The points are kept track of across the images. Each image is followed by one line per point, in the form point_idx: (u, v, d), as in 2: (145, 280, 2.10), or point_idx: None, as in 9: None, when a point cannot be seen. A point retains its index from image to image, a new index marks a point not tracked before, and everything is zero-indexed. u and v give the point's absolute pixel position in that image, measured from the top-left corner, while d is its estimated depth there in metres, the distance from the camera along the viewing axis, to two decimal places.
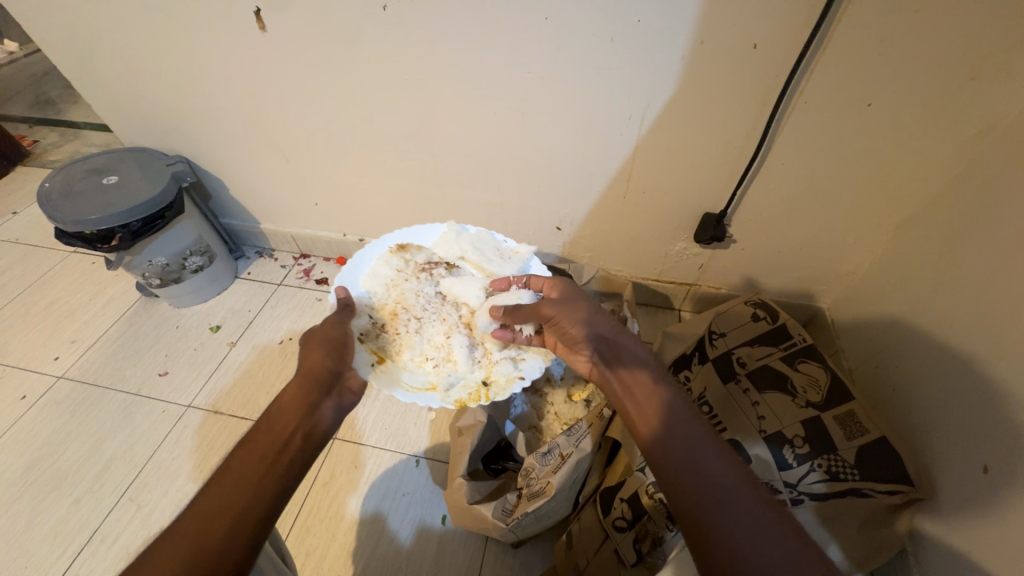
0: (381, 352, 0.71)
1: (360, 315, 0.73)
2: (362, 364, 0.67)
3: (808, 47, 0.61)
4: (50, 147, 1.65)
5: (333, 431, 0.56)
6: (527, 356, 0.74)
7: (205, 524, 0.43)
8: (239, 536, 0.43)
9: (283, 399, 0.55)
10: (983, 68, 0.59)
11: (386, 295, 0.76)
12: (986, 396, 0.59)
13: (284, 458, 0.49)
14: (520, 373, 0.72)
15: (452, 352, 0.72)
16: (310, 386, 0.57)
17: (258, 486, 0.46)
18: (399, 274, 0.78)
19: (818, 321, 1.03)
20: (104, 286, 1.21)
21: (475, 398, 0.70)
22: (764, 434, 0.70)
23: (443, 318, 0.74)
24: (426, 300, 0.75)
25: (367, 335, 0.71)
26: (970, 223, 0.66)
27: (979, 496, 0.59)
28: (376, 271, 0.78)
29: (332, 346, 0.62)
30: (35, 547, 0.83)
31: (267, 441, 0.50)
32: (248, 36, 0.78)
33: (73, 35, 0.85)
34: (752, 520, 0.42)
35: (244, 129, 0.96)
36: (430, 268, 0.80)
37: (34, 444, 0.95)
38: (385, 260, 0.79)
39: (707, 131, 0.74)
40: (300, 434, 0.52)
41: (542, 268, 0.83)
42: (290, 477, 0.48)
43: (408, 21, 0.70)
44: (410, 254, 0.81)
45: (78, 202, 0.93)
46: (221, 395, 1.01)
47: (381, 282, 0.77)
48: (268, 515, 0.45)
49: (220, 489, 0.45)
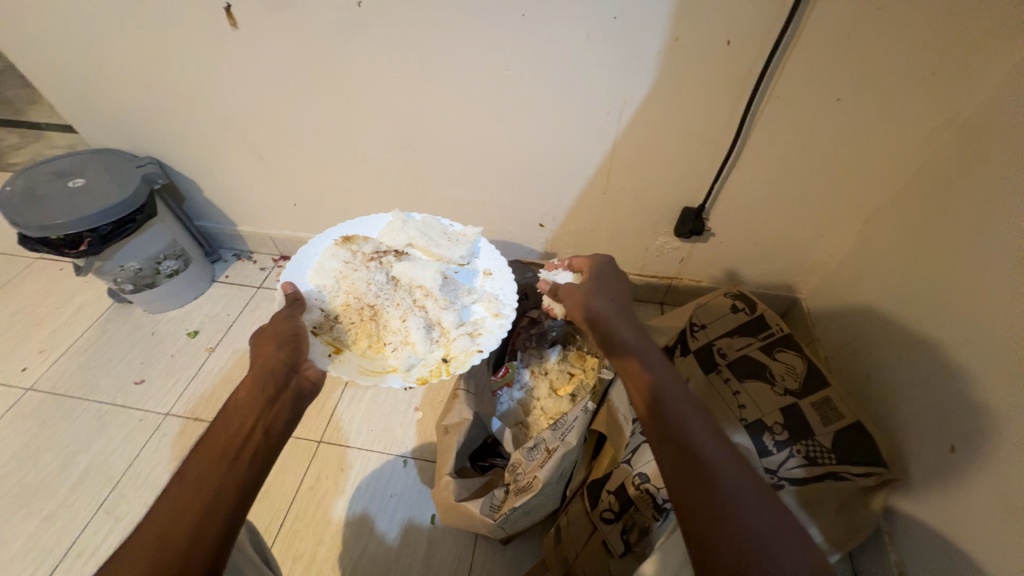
0: (337, 343, 0.68)
1: (311, 310, 0.70)
2: (317, 355, 0.65)
3: (779, 45, 0.62)
4: (9, 150, 1.58)
5: (295, 423, 0.55)
6: (485, 330, 0.72)
7: (165, 529, 0.42)
8: (203, 537, 0.42)
9: (238, 398, 0.54)
10: (942, 64, 0.61)
11: (335, 288, 0.73)
12: (951, 379, 0.62)
13: (244, 455, 0.48)
14: (478, 347, 0.70)
15: (410, 334, 0.69)
16: (264, 381, 0.56)
17: (219, 485, 0.45)
18: (348, 265, 0.75)
19: (795, 311, 1.06)
20: (73, 293, 1.17)
21: (436, 374, 0.67)
22: (745, 422, 0.71)
23: (397, 303, 0.72)
24: (377, 288, 0.73)
25: (321, 328, 0.68)
26: (934, 214, 0.69)
27: (946, 474, 0.61)
28: (323, 265, 0.75)
29: (284, 340, 0.61)
30: (6, 566, 0.80)
31: (225, 440, 0.49)
32: (219, 34, 0.76)
33: (31, 31, 0.82)
34: (737, 491, 0.43)
35: (218, 128, 0.93)
36: (379, 257, 0.77)
37: (2, 459, 0.91)
38: (332, 254, 0.76)
39: (685, 127, 0.75)
40: (259, 429, 0.51)
41: (490, 249, 0.82)
42: (251, 471, 0.48)
43: (383, 18, 0.69)
44: (356, 245, 0.78)
45: (41, 206, 0.89)
46: (200, 401, 0.98)
47: (330, 275, 0.74)
48: (232, 512, 0.45)
49: (178, 494, 0.44)
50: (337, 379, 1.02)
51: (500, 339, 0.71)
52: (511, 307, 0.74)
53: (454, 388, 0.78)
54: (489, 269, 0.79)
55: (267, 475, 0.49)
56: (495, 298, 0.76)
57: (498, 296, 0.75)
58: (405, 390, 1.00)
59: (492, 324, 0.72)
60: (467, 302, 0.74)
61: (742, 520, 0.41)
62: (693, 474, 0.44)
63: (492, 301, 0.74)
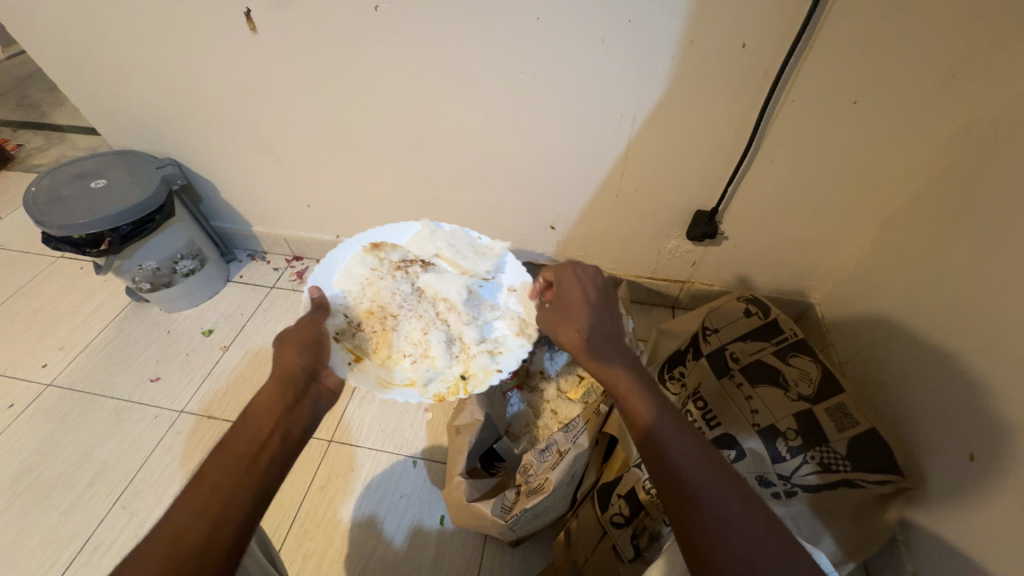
0: (358, 351, 0.69)
1: (336, 315, 0.71)
2: (338, 362, 0.65)
3: (795, 48, 0.62)
4: (35, 151, 1.62)
5: (311, 428, 0.56)
6: (504, 350, 0.72)
7: (183, 528, 0.43)
8: (218, 538, 0.43)
9: (258, 399, 0.54)
10: (963, 67, 0.60)
11: (361, 294, 0.74)
12: (970, 386, 0.61)
13: (261, 459, 0.49)
14: (497, 366, 0.71)
15: (430, 348, 0.70)
16: (285, 385, 0.56)
17: (235, 487, 0.46)
18: (374, 272, 0.76)
19: (809, 316, 1.05)
20: (93, 291, 1.20)
21: (454, 391, 0.68)
22: (758, 428, 0.71)
23: (419, 315, 0.72)
24: (402, 298, 0.73)
25: (343, 334, 0.69)
26: (953, 218, 0.68)
27: (965, 484, 0.60)
28: (350, 270, 0.76)
29: (306, 344, 0.61)
30: (24, 558, 0.81)
31: (245, 441, 0.50)
32: (238, 37, 0.78)
33: (57, 34, 0.84)
34: (731, 512, 0.43)
35: (235, 131, 0.95)
36: (405, 266, 0.78)
37: (22, 453, 0.93)
38: (359, 259, 0.77)
39: (698, 130, 0.75)
40: (278, 434, 0.52)
41: (516, 264, 0.81)
42: (269, 476, 0.48)
43: (399, 20, 0.70)
44: (384, 252, 0.79)
45: (64, 206, 0.91)
46: (214, 399, 1.00)
47: (356, 281, 0.75)
48: (248, 517, 0.45)
49: (197, 494, 0.45)
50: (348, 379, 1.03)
51: (520, 358, 0.71)
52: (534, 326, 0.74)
53: None
54: (514, 285, 0.78)
55: (282, 479, 0.49)
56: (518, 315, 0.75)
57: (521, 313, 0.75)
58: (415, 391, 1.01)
59: (513, 343, 0.72)
60: (490, 317, 0.74)
61: (723, 542, 0.42)
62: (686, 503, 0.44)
63: (515, 318, 0.74)
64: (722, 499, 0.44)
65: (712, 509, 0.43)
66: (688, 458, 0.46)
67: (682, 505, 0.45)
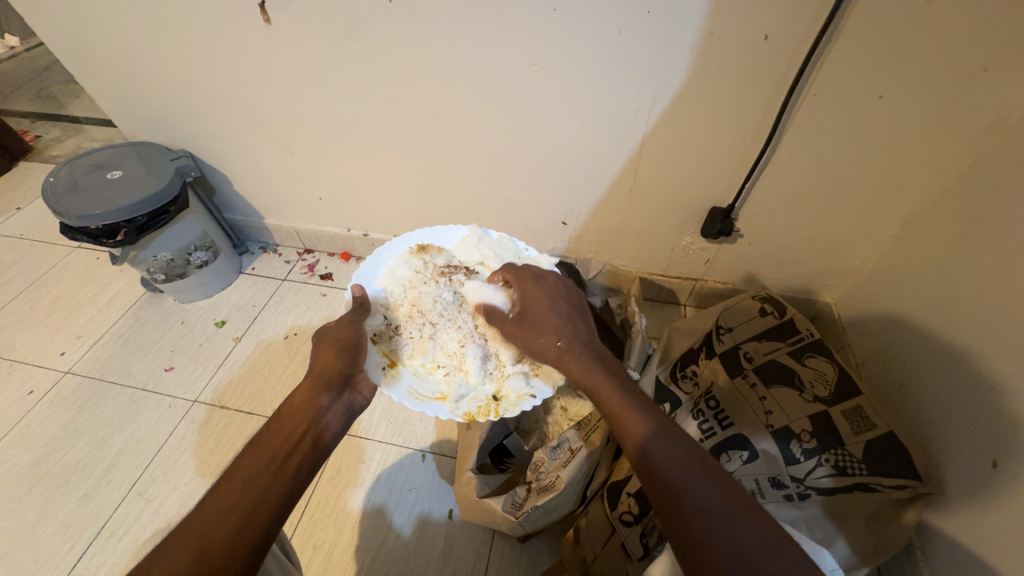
0: (393, 356, 0.70)
1: (376, 315, 0.72)
2: (372, 366, 0.66)
3: (819, 40, 0.60)
4: (52, 142, 1.65)
5: (340, 435, 0.56)
6: (539, 373, 0.70)
7: (212, 525, 0.43)
8: (245, 538, 0.43)
9: (293, 401, 0.55)
10: (996, 59, 0.58)
11: (403, 296, 0.74)
12: (994, 391, 0.59)
13: (291, 463, 0.49)
14: (531, 391, 0.69)
15: (465, 362, 0.69)
16: (320, 389, 0.56)
17: (264, 490, 0.46)
18: (417, 275, 0.76)
19: (824, 316, 1.03)
20: (109, 281, 1.21)
21: (484, 411, 0.68)
22: (771, 429, 0.70)
23: (458, 327, 0.71)
24: (443, 306, 0.72)
25: (381, 337, 0.70)
26: (980, 217, 0.66)
27: (985, 490, 0.59)
28: (395, 271, 0.77)
29: (344, 347, 0.61)
30: (44, 542, 0.83)
31: (277, 442, 0.50)
32: (252, 28, 0.77)
33: (74, 26, 0.84)
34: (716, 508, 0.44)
35: (249, 123, 0.95)
36: (449, 272, 0.77)
37: (42, 439, 0.95)
38: (404, 260, 0.77)
39: (715, 124, 0.74)
40: (310, 438, 0.52)
41: None
42: (298, 479, 0.49)
43: (413, 12, 0.69)
44: (430, 256, 0.79)
45: (81, 197, 0.92)
46: (227, 390, 1.01)
47: (399, 282, 0.76)
48: (275, 519, 0.46)
49: (226, 492, 0.45)
50: None
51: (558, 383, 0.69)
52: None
53: None
54: None
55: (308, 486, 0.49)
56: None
57: None
58: None
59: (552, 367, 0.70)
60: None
61: (710, 543, 0.42)
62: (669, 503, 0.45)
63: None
64: (712, 500, 0.44)
65: (701, 511, 0.44)
66: (672, 459, 0.47)
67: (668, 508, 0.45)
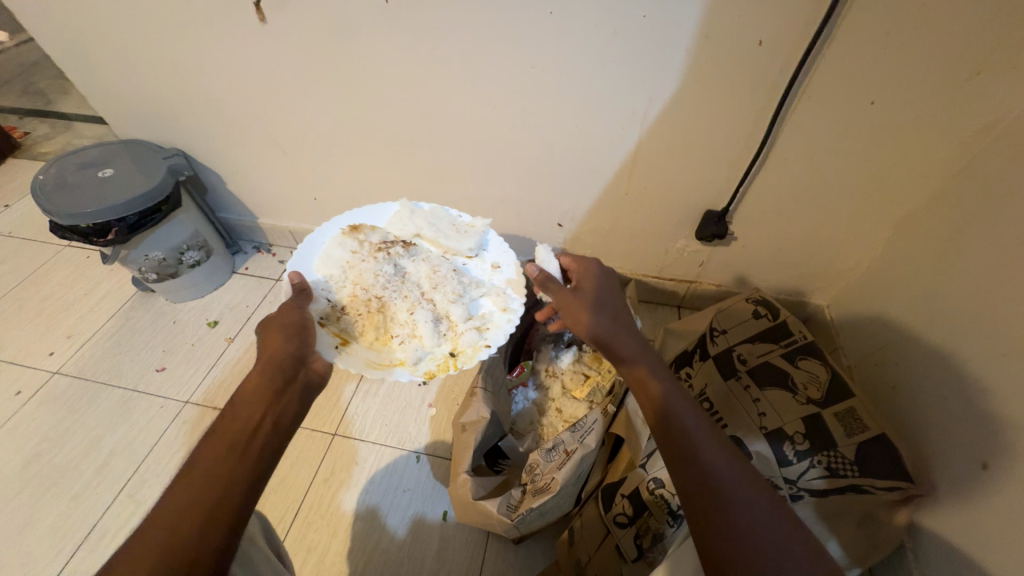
0: (344, 335, 0.69)
1: (318, 300, 0.70)
2: (325, 346, 0.66)
3: (814, 45, 0.61)
4: (41, 139, 1.62)
5: (302, 416, 0.57)
6: (490, 326, 0.72)
7: (176, 519, 0.42)
8: (214, 526, 0.43)
9: (246, 388, 0.55)
10: (986, 66, 0.59)
11: (342, 278, 0.74)
12: (983, 393, 0.60)
13: (254, 445, 0.49)
14: (486, 342, 0.71)
15: (417, 327, 0.70)
16: (274, 374, 0.57)
17: (229, 477, 0.46)
18: (355, 255, 0.75)
19: (816, 319, 1.04)
20: (99, 280, 1.20)
21: (444, 368, 0.68)
22: (765, 431, 0.70)
23: (405, 296, 0.72)
24: (386, 279, 0.73)
25: (328, 319, 0.69)
26: (970, 221, 0.67)
27: (975, 491, 0.59)
28: (330, 254, 0.75)
29: (292, 331, 0.62)
30: (32, 545, 0.82)
31: (235, 429, 0.50)
32: (247, 26, 0.77)
33: (66, 22, 0.83)
34: (753, 505, 0.43)
35: (243, 121, 0.95)
36: (386, 247, 0.77)
37: (30, 441, 0.93)
38: (338, 243, 0.76)
39: (711, 128, 0.74)
40: (270, 420, 0.52)
41: (498, 241, 0.81)
42: (263, 460, 0.49)
43: (410, 12, 0.69)
44: (364, 235, 0.78)
45: (72, 195, 0.91)
46: (219, 390, 1.00)
47: (337, 265, 0.74)
48: (244, 501, 0.46)
49: (189, 485, 0.45)
50: (351, 373, 1.02)
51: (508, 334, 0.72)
52: (519, 303, 0.74)
53: (473, 385, 0.77)
54: (498, 262, 0.79)
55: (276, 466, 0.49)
56: (504, 292, 0.76)
57: (504, 290, 0.76)
58: (420, 386, 1.00)
59: (501, 318, 0.73)
60: (476, 296, 0.75)
61: (752, 544, 0.41)
62: (705, 497, 0.44)
63: (499, 295, 0.75)
64: (754, 498, 0.43)
65: (742, 508, 0.43)
66: (716, 455, 0.46)
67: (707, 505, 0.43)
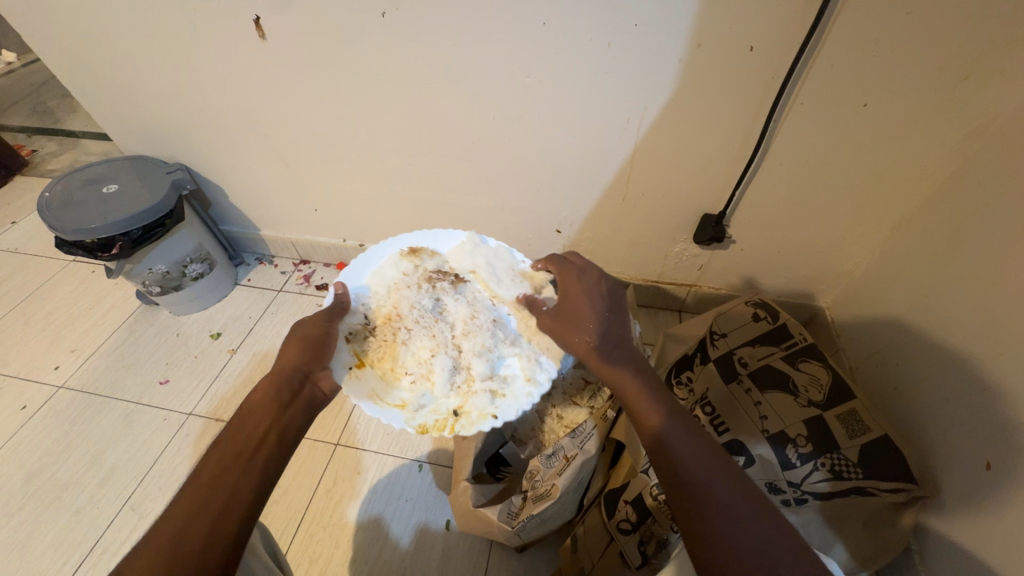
0: (362, 356, 0.68)
1: (355, 313, 0.71)
2: (339, 365, 0.66)
3: (803, 50, 0.62)
4: (48, 157, 1.65)
5: (308, 428, 0.56)
6: (506, 394, 0.68)
7: (181, 525, 0.43)
8: (219, 530, 0.44)
9: (254, 399, 0.55)
10: (976, 68, 0.60)
11: (386, 297, 0.73)
12: (987, 393, 0.59)
13: (258, 458, 0.50)
14: (494, 411, 0.66)
15: (433, 372, 0.67)
16: (280, 386, 0.57)
17: (234, 487, 0.47)
18: (404, 278, 0.75)
19: (818, 320, 1.03)
20: (104, 294, 1.21)
21: (441, 426, 0.66)
22: (767, 434, 0.70)
23: (433, 334, 0.69)
24: (420, 312, 0.70)
25: (354, 336, 0.69)
26: (968, 220, 0.67)
27: (979, 493, 0.59)
28: (383, 271, 0.76)
29: (307, 344, 0.62)
30: (36, 559, 0.82)
31: (241, 441, 0.50)
32: (248, 43, 0.78)
33: (72, 44, 0.86)
34: (731, 510, 0.43)
35: (244, 135, 0.96)
36: (436, 278, 0.75)
37: (34, 455, 0.94)
38: (394, 262, 0.76)
39: (705, 134, 0.75)
40: (274, 434, 0.52)
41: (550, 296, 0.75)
42: (266, 473, 0.49)
43: (406, 25, 0.70)
44: (420, 259, 0.77)
45: (78, 211, 0.93)
46: (222, 403, 1.00)
47: (386, 283, 0.74)
48: (247, 514, 0.46)
49: (195, 491, 0.46)
50: None
51: (521, 409, 0.67)
52: (547, 375, 0.68)
53: None
54: None
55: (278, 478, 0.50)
56: (536, 357, 0.69)
57: (539, 356, 0.69)
58: None
59: (521, 388, 0.68)
60: (503, 352, 0.69)
61: (733, 545, 0.41)
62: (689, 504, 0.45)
63: (529, 360, 0.69)
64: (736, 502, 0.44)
65: (723, 512, 0.43)
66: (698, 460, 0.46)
67: (692, 507, 0.44)
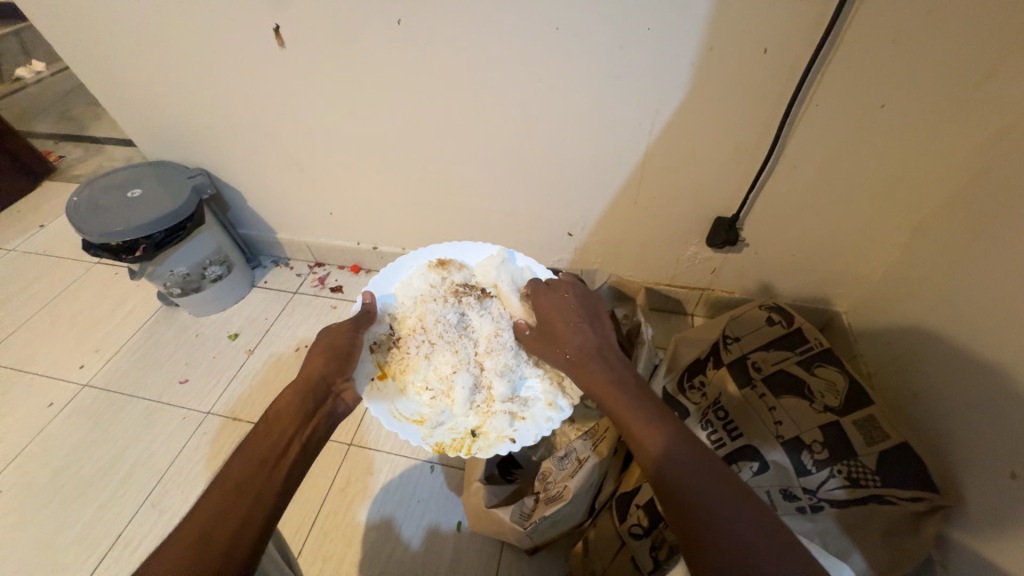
0: (385, 367, 0.70)
1: (381, 323, 0.72)
2: (362, 375, 0.68)
3: (819, 51, 0.61)
4: (75, 162, 1.71)
5: (327, 439, 0.58)
6: (525, 417, 0.68)
7: (207, 526, 0.44)
8: (243, 537, 0.45)
9: (280, 405, 0.56)
10: (999, 68, 0.59)
11: (412, 308, 0.74)
12: (1012, 400, 0.58)
13: (282, 465, 0.51)
14: (512, 434, 0.67)
15: (453, 390, 0.68)
16: (306, 394, 0.58)
17: (259, 492, 0.48)
18: (431, 290, 0.75)
19: (834, 325, 1.02)
20: (127, 296, 1.24)
21: (458, 445, 0.67)
22: (782, 439, 0.69)
23: (456, 351, 0.70)
24: (445, 328, 0.71)
25: (379, 346, 0.71)
26: (990, 222, 0.65)
27: (1004, 502, 0.58)
28: (411, 281, 0.76)
29: (333, 354, 0.63)
30: (60, 553, 0.85)
31: (266, 446, 0.52)
32: (267, 51, 0.80)
33: (100, 54, 0.89)
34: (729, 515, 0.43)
35: (262, 141, 0.98)
36: (462, 293, 0.75)
37: (60, 451, 0.97)
38: (422, 273, 0.77)
39: (718, 137, 0.75)
40: (298, 442, 0.54)
41: None
42: (289, 480, 0.51)
43: (420, 32, 0.71)
44: (448, 271, 0.77)
45: (104, 215, 0.96)
46: (239, 402, 1.02)
47: (412, 294, 0.75)
48: (270, 519, 0.47)
49: (221, 495, 0.47)
50: None
51: (539, 434, 0.67)
52: (567, 403, 0.68)
53: None
54: None
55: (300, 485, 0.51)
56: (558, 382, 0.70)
57: (560, 382, 0.69)
58: None
59: (540, 412, 0.68)
60: (525, 373, 0.71)
61: (726, 547, 0.42)
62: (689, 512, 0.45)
63: (551, 385, 0.69)
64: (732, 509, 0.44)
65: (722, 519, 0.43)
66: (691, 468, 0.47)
67: (687, 513, 0.45)
